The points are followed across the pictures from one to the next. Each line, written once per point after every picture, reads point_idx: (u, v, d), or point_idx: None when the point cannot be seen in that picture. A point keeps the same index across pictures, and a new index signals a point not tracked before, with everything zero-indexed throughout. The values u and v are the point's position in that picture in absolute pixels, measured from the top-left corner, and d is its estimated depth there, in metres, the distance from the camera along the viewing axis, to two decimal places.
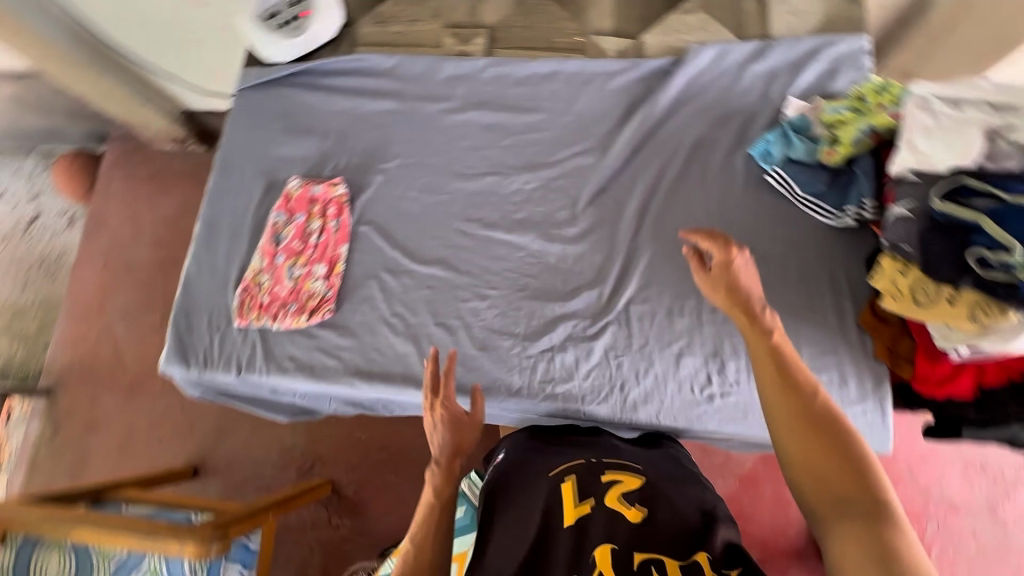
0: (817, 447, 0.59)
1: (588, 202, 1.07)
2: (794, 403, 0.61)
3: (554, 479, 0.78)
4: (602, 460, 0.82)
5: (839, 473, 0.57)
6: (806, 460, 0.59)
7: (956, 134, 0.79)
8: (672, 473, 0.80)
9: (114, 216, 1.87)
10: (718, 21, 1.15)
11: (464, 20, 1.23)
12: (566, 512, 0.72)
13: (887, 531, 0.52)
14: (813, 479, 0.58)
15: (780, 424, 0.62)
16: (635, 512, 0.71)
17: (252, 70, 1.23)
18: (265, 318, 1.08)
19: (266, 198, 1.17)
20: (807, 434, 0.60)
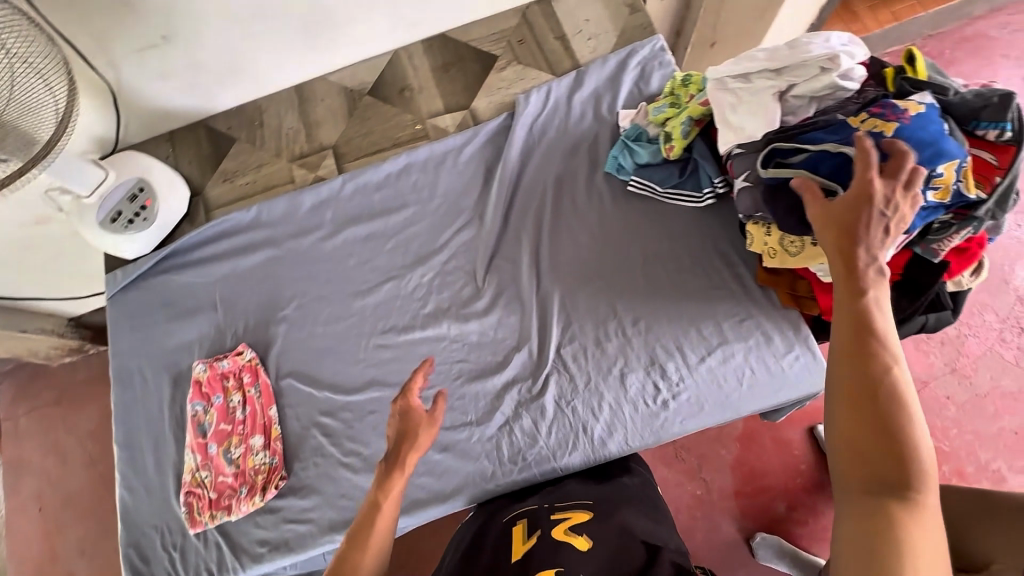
0: (868, 419, 0.57)
1: (486, 270, 1.10)
2: (850, 368, 0.60)
3: (506, 527, 0.79)
4: (556, 504, 0.83)
5: (881, 449, 0.56)
6: (854, 427, 0.57)
7: (757, 103, 0.89)
8: (616, 505, 0.82)
9: (33, 456, 1.76)
10: (532, 68, 1.25)
11: (306, 149, 1.26)
12: (515, 550, 0.72)
13: (893, 507, 0.52)
14: (850, 446, 0.57)
15: (834, 389, 0.61)
16: (584, 539, 0.71)
17: (118, 273, 1.19)
18: (220, 514, 1.02)
19: (176, 392, 1.12)
20: (851, 402, 0.58)
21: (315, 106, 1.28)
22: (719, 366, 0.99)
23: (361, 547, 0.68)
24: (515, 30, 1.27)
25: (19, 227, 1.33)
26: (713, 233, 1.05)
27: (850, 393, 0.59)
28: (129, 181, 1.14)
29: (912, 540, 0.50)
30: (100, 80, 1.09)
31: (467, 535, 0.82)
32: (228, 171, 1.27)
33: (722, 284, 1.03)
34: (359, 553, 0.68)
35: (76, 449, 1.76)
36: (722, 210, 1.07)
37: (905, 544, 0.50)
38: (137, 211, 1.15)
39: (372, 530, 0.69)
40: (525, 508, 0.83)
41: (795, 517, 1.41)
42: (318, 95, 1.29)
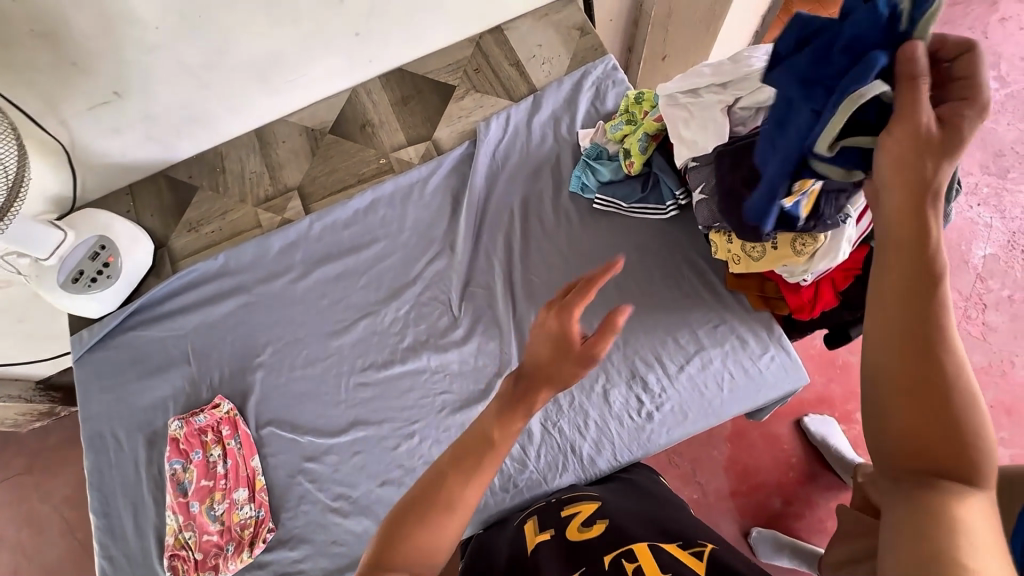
0: (923, 385, 0.38)
1: (461, 298, 1.10)
2: (903, 327, 0.40)
3: (521, 530, 0.85)
4: (569, 500, 0.89)
5: (936, 427, 0.38)
6: (903, 398, 0.39)
7: (707, 118, 0.92)
8: (622, 488, 0.89)
9: (4, 530, 1.68)
10: (490, 95, 1.27)
11: (271, 191, 1.26)
12: (528, 546, 0.77)
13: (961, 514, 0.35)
14: (902, 424, 0.39)
15: (876, 359, 0.41)
16: (593, 530, 0.74)
17: (83, 333, 1.16)
18: (208, 574, 0.99)
19: (153, 451, 1.09)
20: (907, 374, 0.39)
21: (277, 148, 1.28)
22: (699, 373, 1.01)
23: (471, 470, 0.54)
24: (470, 59, 1.29)
25: None
26: (680, 243, 1.08)
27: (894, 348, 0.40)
28: (90, 239, 1.12)
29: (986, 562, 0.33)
30: (52, 142, 1.07)
31: (490, 540, 0.88)
32: (193, 220, 1.25)
33: (694, 291, 1.05)
34: (462, 484, 0.53)
35: (52, 517, 1.68)
36: (686, 219, 1.09)
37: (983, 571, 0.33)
38: (100, 269, 1.12)
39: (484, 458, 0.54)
40: (540, 510, 0.89)
41: (790, 511, 1.42)
42: (278, 137, 1.28)
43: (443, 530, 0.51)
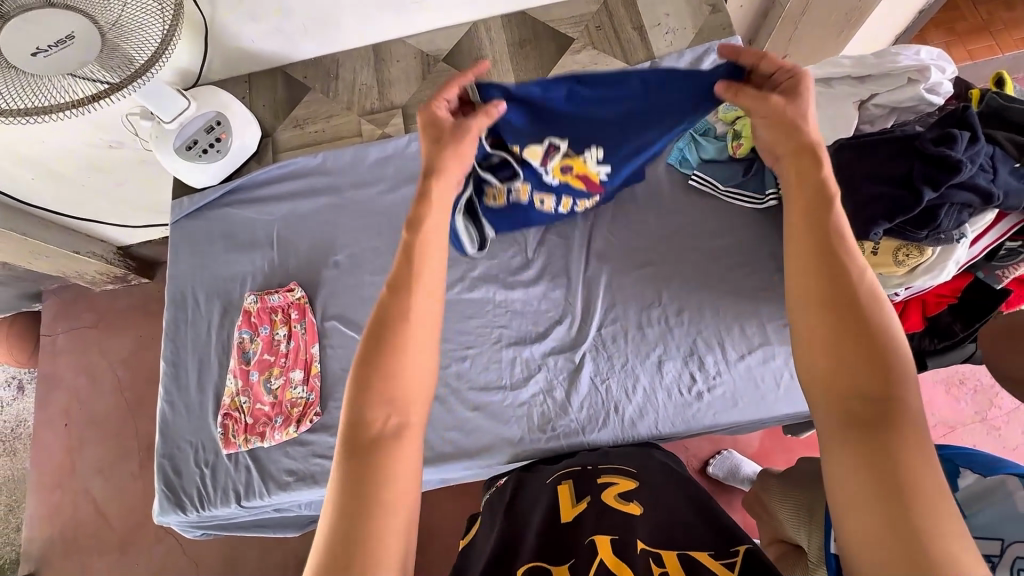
0: (850, 350, 0.54)
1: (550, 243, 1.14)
2: (825, 284, 0.58)
3: (552, 487, 0.85)
4: (600, 468, 0.89)
5: (856, 358, 0.53)
6: (830, 349, 0.55)
7: (835, 108, 0.87)
8: (662, 472, 0.87)
9: (67, 371, 1.84)
10: (606, 54, 1.27)
11: (376, 105, 1.31)
12: (563, 512, 0.77)
13: (885, 426, 0.48)
14: (826, 367, 0.54)
15: (810, 300, 0.59)
16: (631, 507, 0.75)
17: (185, 199, 1.24)
18: (254, 439, 1.05)
19: (226, 318, 1.16)
20: (834, 316, 0.56)
21: (390, 66, 1.32)
22: (758, 366, 1.00)
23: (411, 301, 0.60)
24: (594, 16, 1.30)
25: (89, 147, 1.38)
26: (768, 238, 1.06)
27: (819, 328, 0.56)
28: (208, 113, 1.18)
29: (908, 456, 0.46)
30: (193, 12, 1.11)
31: (517, 489, 0.89)
32: (300, 117, 1.31)
33: (772, 288, 1.04)
34: (406, 297, 0.60)
35: (108, 371, 1.83)
36: (778, 216, 1.08)
37: (903, 458, 0.46)
38: (212, 142, 1.19)
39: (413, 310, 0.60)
40: (570, 471, 0.90)
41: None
42: (394, 56, 1.32)
43: (393, 366, 0.56)
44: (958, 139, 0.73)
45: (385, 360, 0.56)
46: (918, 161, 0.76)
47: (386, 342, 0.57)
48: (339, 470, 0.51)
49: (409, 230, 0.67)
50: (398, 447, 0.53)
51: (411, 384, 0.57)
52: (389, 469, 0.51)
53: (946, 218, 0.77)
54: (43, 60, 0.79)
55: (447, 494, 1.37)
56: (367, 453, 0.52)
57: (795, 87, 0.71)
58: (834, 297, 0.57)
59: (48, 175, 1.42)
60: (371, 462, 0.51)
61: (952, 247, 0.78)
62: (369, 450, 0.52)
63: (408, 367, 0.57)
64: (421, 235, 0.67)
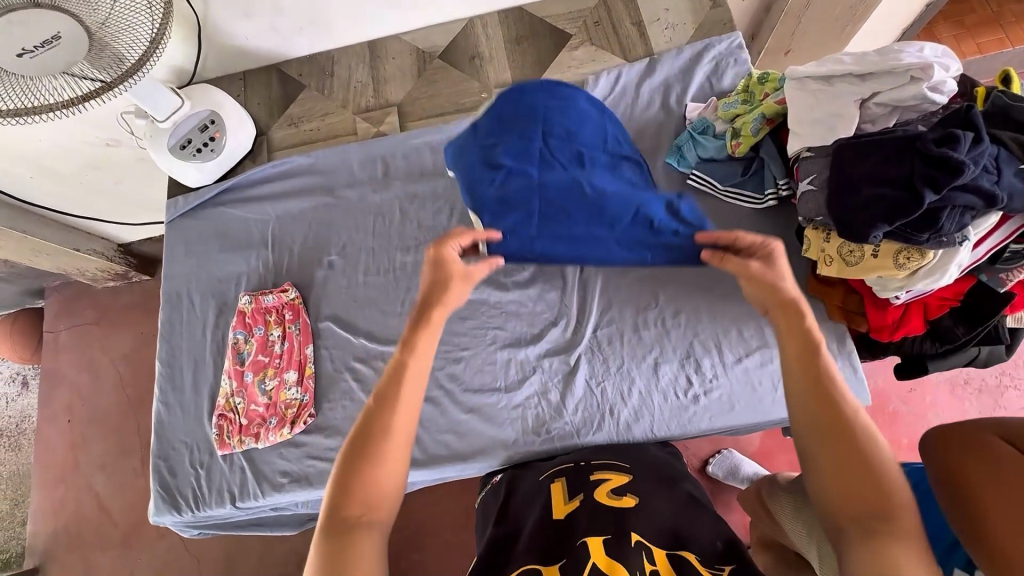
0: (847, 463, 0.58)
1: None
2: (817, 399, 0.63)
3: (545, 484, 0.84)
4: (593, 463, 0.87)
5: (853, 473, 0.57)
6: (833, 464, 0.59)
7: (835, 108, 0.86)
8: (658, 470, 0.85)
9: (69, 368, 1.85)
10: (604, 50, 1.25)
11: (371, 103, 1.30)
12: (555, 510, 0.76)
13: (888, 539, 0.53)
14: (829, 481, 0.58)
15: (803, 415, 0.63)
16: (625, 501, 0.75)
17: (180, 198, 1.24)
18: (248, 440, 1.05)
19: (220, 319, 1.16)
20: (830, 433, 0.60)
21: (386, 63, 1.31)
22: (756, 369, 0.98)
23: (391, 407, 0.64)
24: (593, 11, 1.28)
25: (87, 146, 1.38)
26: (768, 239, 1.05)
27: (817, 446, 0.60)
28: (202, 112, 1.17)
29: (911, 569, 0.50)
30: (185, 9, 1.10)
31: (512, 486, 0.88)
32: (295, 116, 1.30)
33: None
34: (391, 414, 0.63)
35: (109, 368, 1.84)
36: (777, 216, 1.06)
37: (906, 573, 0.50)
38: (206, 141, 1.18)
39: (396, 398, 0.65)
40: (563, 467, 0.88)
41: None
42: (389, 53, 1.31)
43: (378, 459, 0.61)
44: (961, 139, 0.71)
45: (373, 452, 0.61)
46: (919, 160, 0.74)
47: (375, 428, 0.62)
48: (318, 545, 0.57)
49: (402, 350, 0.69)
50: (364, 533, 0.57)
51: (388, 477, 0.61)
52: (353, 556, 0.56)
53: (948, 221, 0.74)
54: (29, 61, 0.78)
55: (444, 493, 1.36)
56: (341, 537, 0.57)
57: (773, 255, 0.73)
58: (832, 418, 0.60)
59: (47, 173, 1.41)
60: (342, 547, 0.56)
61: (954, 250, 0.77)
62: (346, 533, 0.57)
63: (382, 464, 0.61)
64: (414, 356, 0.68)
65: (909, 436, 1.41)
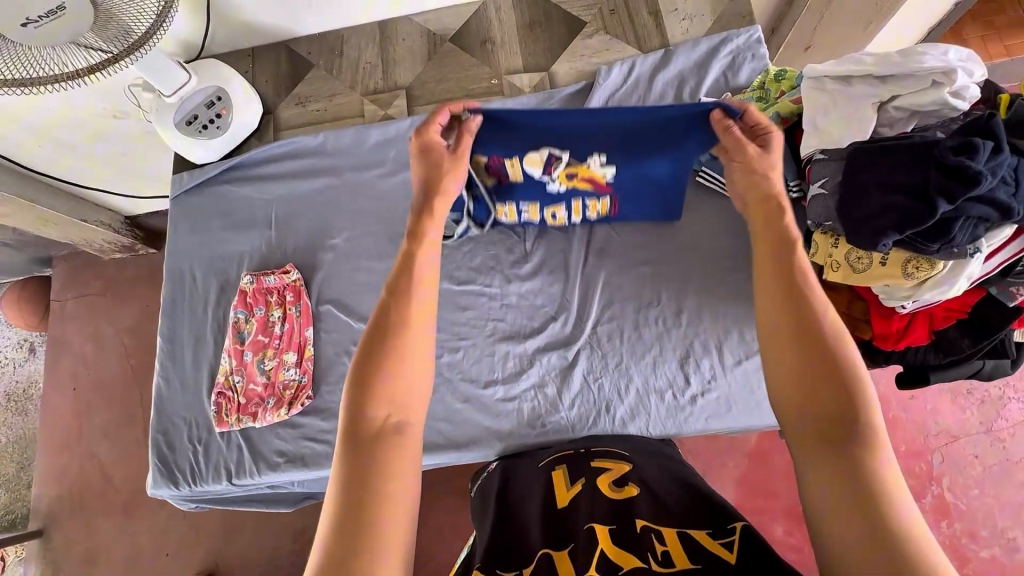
0: (813, 377, 0.57)
1: None
2: (789, 321, 0.61)
3: (544, 474, 0.82)
4: (593, 453, 0.85)
5: (821, 394, 0.56)
6: (802, 383, 0.58)
7: (852, 110, 0.84)
8: (655, 458, 0.83)
9: (75, 336, 1.87)
10: (619, 40, 1.23)
11: (380, 85, 1.28)
12: (559, 496, 0.74)
13: (851, 451, 0.52)
14: (798, 405, 0.57)
15: (775, 348, 0.62)
16: (627, 491, 0.71)
17: (185, 174, 1.23)
18: (246, 419, 1.06)
19: (222, 297, 1.16)
20: (805, 360, 0.59)
21: (396, 44, 1.29)
22: (755, 372, 0.98)
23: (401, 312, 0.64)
24: None
25: (95, 117, 1.37)
26: None
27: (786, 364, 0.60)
28: (208, 88, 1.15)
29: (876, 483, 0.50)
30: None
31: (509, 477, 0.86)
32: (302, 95, 1.29)
33: None
34: (399, 327, 0.63)
35: (115, 339, 1.85)
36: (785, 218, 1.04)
37: (872, 489, 0.49)
38: (212, 118, 1.16)
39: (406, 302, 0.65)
40: (563, 457, 0.86)
41: (791, 554, 1.30)
42: (400, 34, 1.29)
43: (395, 364, 0.60)
44: (980, 149, 0.69)
45: (387, 355, 0.61)
46: (935, 170, 0.72)
47: (380, 330, 0.63)
48: (344, 444, 0.55)
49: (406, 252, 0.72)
50: (393, 443, 0.56)
51: (409, 374, 0.61)
52: (389, 457, 0.55)
53: (960, 233, 0.73)
54: (33, 32, 0.76)
55: (439, 477, 1.38)
56: (368, 450, 0.55)
57: (770, 140, 0.75)
58: (803, 328, 0.60)
59: (58, 142, 1.40)
60: (380, 445, 0.55)
61: (965, 261, 0.75)
62: (380, 436, 0.56)
63: (404, 363, 0.61)
64: (422, 246, 0.72)
65: (907, 444, 1.40)
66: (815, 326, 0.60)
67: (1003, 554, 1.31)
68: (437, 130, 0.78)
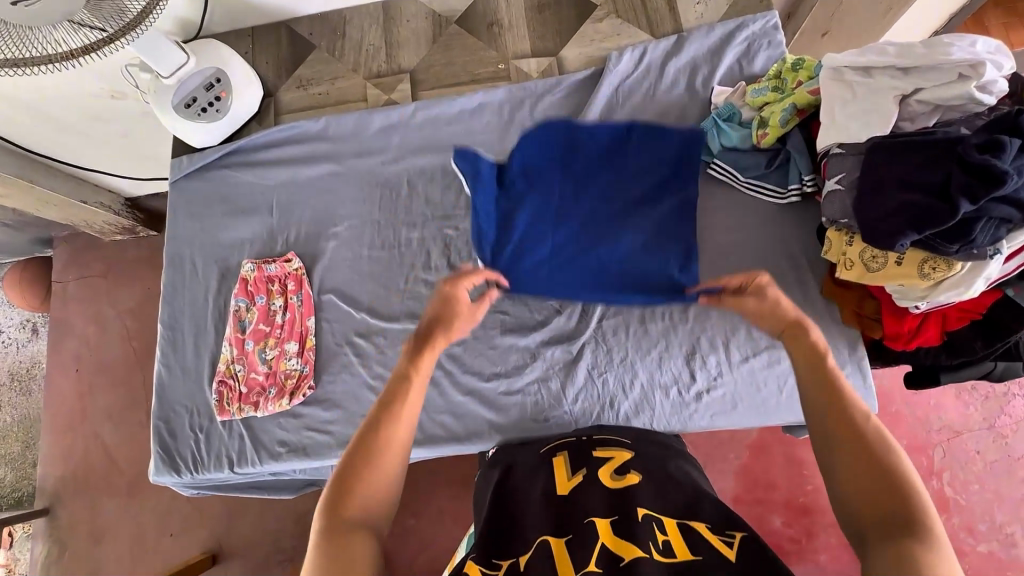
0: (863, 464, 0.54)
1: None
2: (830, 403, 0.59)
3: (545, 460, 0.79)
4: (595, 440, 0.83)
5: (872, 482, 0.53)
6: (847, 469, 0.55)
7: (872, 104, 0.81)
8: (657, 449, 0.81)
9: (77, 319, 1.87)
10: (630, 24, 1.19)
11: (383, 68, 1.25)
12: (559, 485, 0.72)
13: (915, 545, 0.48)
14: (847, 493, 0.54)
15: (817, 428, 0.59)
16: (628, 480, 0.70)
17: (184, 158, 1.20)
18: (247, 408, 1.06)
19: (223, 285, 1.15)
20: (850, 445, 0.55)
21: (400, 26, 1.25)
22: (763, 369, 0.97)
23: (391, 404, 0.62)
24: None
25: (92, 97, 1.34)
26: (786, 235, 1.01)
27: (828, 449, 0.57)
28: (207, 69, 1.12)
29: None
30: None
31: (510, 462, 0.84)
32: (303, 78, 1.26)
33: (784, 288, 0.99)
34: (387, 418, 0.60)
35: (116, 321, 1.85)
36: (798, 212, 1.02)
37: None
38: (211, 101, 1.14)
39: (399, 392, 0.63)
40: (564, 442, 0.84)
41: (789, 548, 1.30)
42: (404, 15, 1.25)
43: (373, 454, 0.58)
44: (1007, 146, 0.66)
45: (371, 447, 0.58)
46: (958, 167, 0.69)
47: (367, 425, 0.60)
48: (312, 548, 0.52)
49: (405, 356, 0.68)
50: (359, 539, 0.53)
51: (388, 478, 0.58)
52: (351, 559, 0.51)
53: (981, 234, 0.71)
54: (25, 11, 0.73)
55: (441, 465, 1.38)
56: (339, 540, 0.53)
57: (762, 288, 0.74)
58: (835, 408, 0.58)
59: (55, 123, 1.37)
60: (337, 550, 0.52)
61: (983, 263, 0.73)
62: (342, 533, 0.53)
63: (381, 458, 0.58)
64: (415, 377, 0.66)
65: (910, 439, 1.39)
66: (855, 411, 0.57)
67: (1000, 549, 1.31)
68: (466, 289, 0.77)
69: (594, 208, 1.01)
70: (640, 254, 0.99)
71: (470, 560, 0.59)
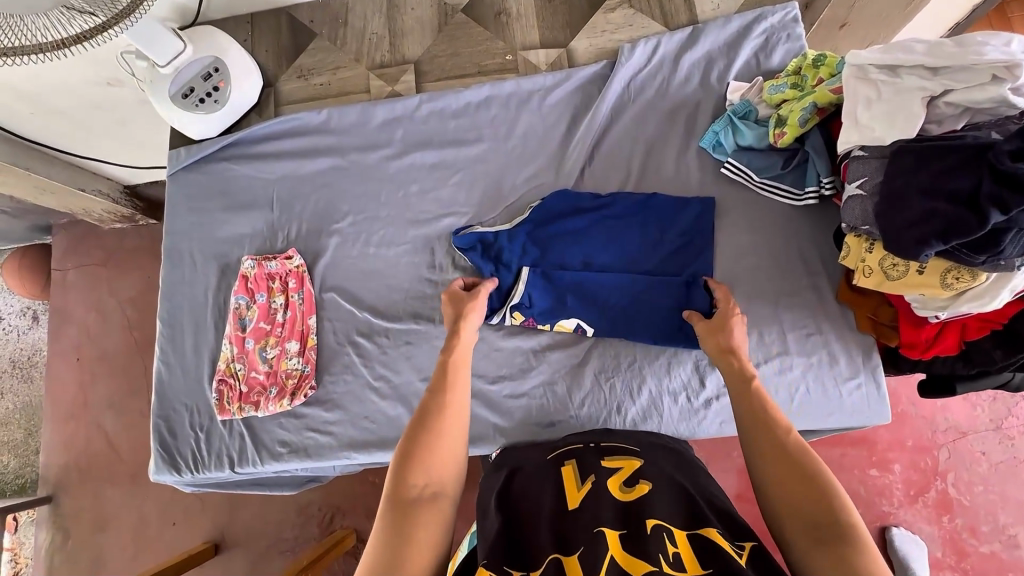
0: (796, 478, 0.59)
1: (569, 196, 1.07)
2: (763, 431, 0.66)
3: (553, 469, 0.75)
4: (605, 447, 0.80)
5: (803, 495, 0.58)
6: (780, 486, 0.60)
7: (898, 105, 0.77)
8: (669, 457, 0.77)
9: (76, 307, 1.84)
10: (644, 15, 1.15)
11: (386, 58, 1.21)
12: (569, 497, 0.67)
13: (846, 545, 0.52)
14: (784, 507, 0.58)
15: (754, 453, 0.65)
16: (639, 489, 0.66)
17: (182, 149, 1.17)
18: (247, 408, 1.04)
19: (223, 281, 1.13)
20: (784, 465, 0.61)
21: (403, 14, 1.21)
22: (775, 375, 0.95)
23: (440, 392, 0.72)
24: None
25: (88, 85, 1.30)
26: (801, 239, 0.98)
27: (761, 470, 0.63)
28: (205, 58, 1.09)
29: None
30: None
31: (517, 467, 0.81)
32: (304, 67, 1.22)
33: (798, 292, 0.97)
34: (441, 406, 0.69)
35: (116, 310, 1.83)
36: (814, 215, 0.99)
37: None
38: (209, 91, 1.10)
39: (451, 384, 0.73)
40: (572, 448, 0.81)
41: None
42: (408, 3, 1.21)
43: (434, 437, 0.66)
44: None
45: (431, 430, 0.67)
46: (987, 175, 0.65)
47: (424, 411, 0.69)
48: (381, 522, 0.58)
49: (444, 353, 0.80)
50: (426, 513, 0.59)
51: (450, 463, 0.65)
52: (418, 530, 0.57)
53: (1010, 244, 0.67)
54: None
55: None
56: (403, 513, 0.59)
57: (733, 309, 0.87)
58: (767, 434, 0.65)
59: (51, 111, 1.33)
60: (407, 522, 0.58)
61: (1010, 274, 0.71)
62: (412, 507, 0.59)
63: (441, 440, 0.66)
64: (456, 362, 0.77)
65: (916, 440, 1.38)
66: (783, 434, 0.64)
67: (1003, 551, 1.30)
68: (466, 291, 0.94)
69: (612, 244, 1.00)
70: (623, 317, 0.98)
71: (482, 566, 0.57)
